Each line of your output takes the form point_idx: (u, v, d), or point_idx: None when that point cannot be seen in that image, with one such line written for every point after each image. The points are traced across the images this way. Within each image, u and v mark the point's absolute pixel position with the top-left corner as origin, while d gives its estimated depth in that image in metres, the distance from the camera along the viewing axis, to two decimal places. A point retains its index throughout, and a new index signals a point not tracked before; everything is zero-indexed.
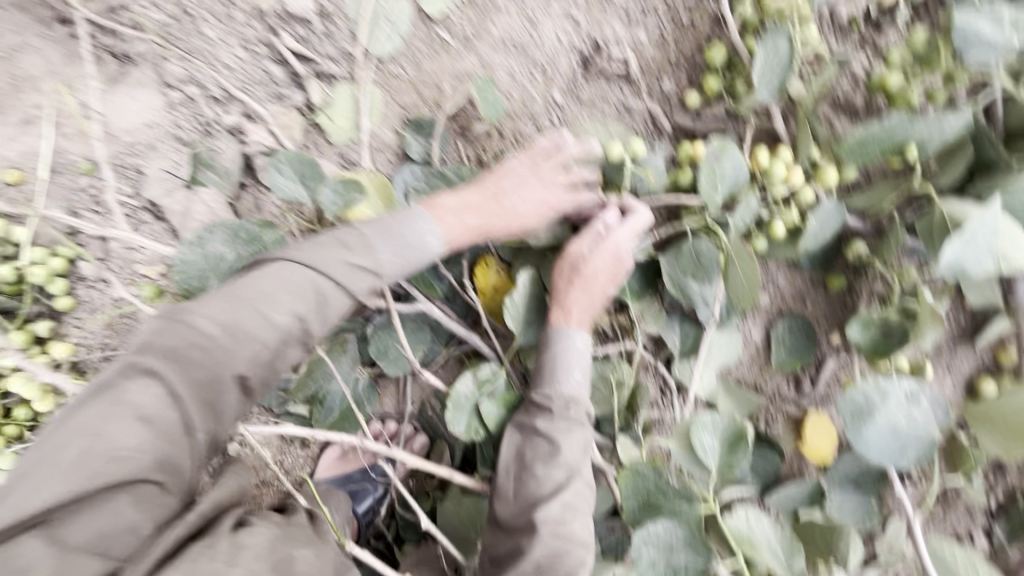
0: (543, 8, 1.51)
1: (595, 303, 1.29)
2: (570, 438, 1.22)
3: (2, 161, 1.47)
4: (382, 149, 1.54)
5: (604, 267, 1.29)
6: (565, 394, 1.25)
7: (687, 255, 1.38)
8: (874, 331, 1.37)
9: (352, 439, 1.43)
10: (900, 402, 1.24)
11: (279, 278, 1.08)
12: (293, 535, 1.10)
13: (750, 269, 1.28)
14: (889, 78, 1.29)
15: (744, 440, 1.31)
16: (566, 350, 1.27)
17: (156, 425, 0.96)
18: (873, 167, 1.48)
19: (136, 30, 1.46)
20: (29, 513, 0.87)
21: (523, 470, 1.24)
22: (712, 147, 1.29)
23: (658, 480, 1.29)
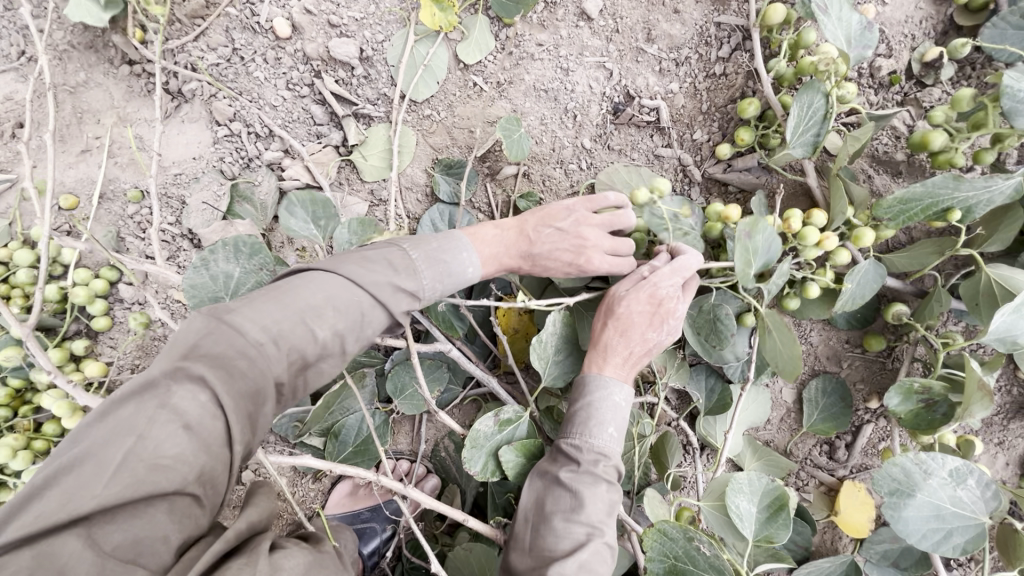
0: (576, 57, 1.54)
1: (632, 350, 1.23)
2: (595, 492, 1.14)
3: (61, 187, 1.56)
4: (412, 188, 1.59)
5: (638, 309, 1.22)
6: (596, 448, 1.18)
7: (704, 313, 1.32)
8: (915, 402, 1.26)
9: (368, 473, 1.24)
10: (944, 481, 1.14)
11: (327, 291, 1.05)
12: (324, 563, 0.99)
13: (789, 340, 1.21)
14: (931, 137, 1.24)
15: (785, 507, 1.21)
16: (601, 402, 1.21)
17: (202, 434, 0.87)
18: (916, 226, 1.41)
19: (190, 69, 1.54)
20: (57, 518, 0.77)
21: (541, 521, 1.16)
22: (743, 222, 1.15)
23: (688, 545, 1.17)
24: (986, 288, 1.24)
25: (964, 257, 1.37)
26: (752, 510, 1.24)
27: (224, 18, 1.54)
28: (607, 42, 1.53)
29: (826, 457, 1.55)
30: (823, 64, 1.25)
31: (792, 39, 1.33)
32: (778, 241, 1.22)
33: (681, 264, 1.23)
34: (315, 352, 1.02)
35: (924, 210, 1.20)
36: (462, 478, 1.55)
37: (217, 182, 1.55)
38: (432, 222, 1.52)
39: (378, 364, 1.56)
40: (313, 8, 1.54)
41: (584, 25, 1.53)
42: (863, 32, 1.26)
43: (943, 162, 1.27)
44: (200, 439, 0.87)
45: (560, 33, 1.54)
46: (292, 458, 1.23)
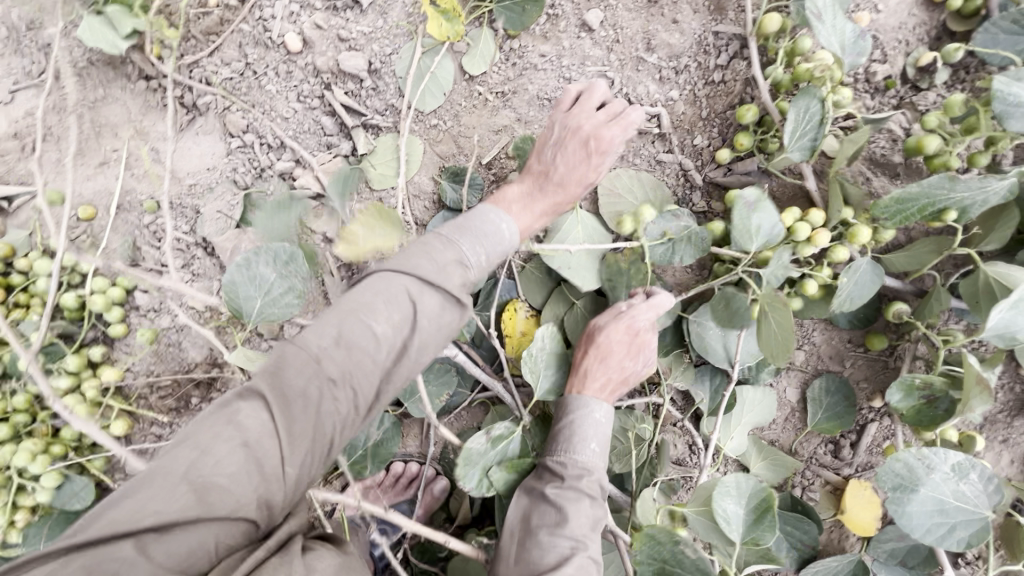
0: (578, 66, 1.58)
1: (611, 371, 1.31)
2: (578, 506, 1.16)
3: (80, 198, 1.61)
4: (420, 196, 1.63)
5: (618, 338, 1.33)
6: (579, 464, 1.22)
7: (719, 303, 1.38)
8: (916, 399, 1.28)
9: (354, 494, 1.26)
10: (947, 476, 1.15)
11: (382, 292, 1.06)
12: (352, 564, 1.01)
13: (786, 321, 1.26)
14: (925, 141, 1.27)
15: (770, 509, 1.22)
16: (581, 420, 1.26)
17: (259, 452, 0.93)
18: (914, 227, 1.44)
19: (205, 84, 1.60)
20: (119, 528, 0.84)
21: (527, 535, 1.17)
22: (748, 195, 1.27)
23: (675, 550, 1.19)
24: (984, 286, 1.26)
25: (962, 255, 1.40)
26: (739, 512, 1.25)
27: (238, 34, 1.60)
28: (608, 53, 1.57)
29: (831, 457, 1.56)
30: (818, 70, 1.30)
31: (788, 46, 1.37)
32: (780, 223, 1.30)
33: (658, 301, 1.35)
34: (375, 356, 1.03)
35: (920, 210, 1.23)
36: None
37: (230, 192, 1.59)
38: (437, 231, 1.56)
39: None
40: (323, 24, 1.60)
41: (585, 36, 1.57)
42: (857, 40, 1.31)
43: (938, 164, 1.29)
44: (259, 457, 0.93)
45: (562, 44, 1.58)
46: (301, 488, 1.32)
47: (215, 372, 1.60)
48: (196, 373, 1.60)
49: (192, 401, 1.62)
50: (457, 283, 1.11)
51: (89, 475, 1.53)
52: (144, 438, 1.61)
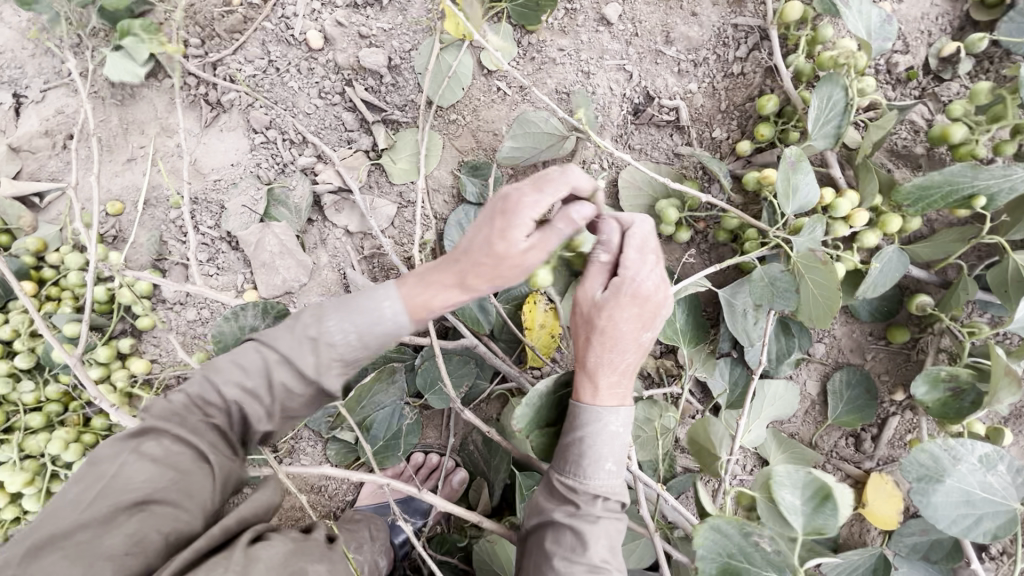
0: (597, 60, 1.58)
1: (620, 365, 1.08)
2: (597, 531, 1.05)
3: (108, 194, 1.66)
4: (439, 189, 1.64)
5: (625, 318, 1.06)
6: (593, 488, 1.07)
7: (758, 282, 1.33)
8: (942, 391, 1.27)
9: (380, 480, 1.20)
10: (974, 467, 1.14)
11: (235, 354, 1.01)
12: (308, 550, 0.94)
13: (829, 280, 1.21)
14: (949, 131, 1.26)
15: (832, 497, 1.10)
16: (596, 434, 1.07)
17: (175, 466, 0.94)
18: (937, 218, 1.43)
19: (229, 81, 1.63)
20: (49, 539, 0.83)
21: (542, 559, 1.08)
22: (790, 153, 1.25)
23: (744, 542, 1.10)
24: (1012, 275, 1.25)
25: (987, 247, 1.38)
26: (796, 503, 1.14)
27: (261, 32, 1.63)
28: (627, 46, 1.57)
29: (852, 450, 1.55)
30: (842, 58, 1.30)
31: (809, 35, 1.39)
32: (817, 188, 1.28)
33: (647, 241, 1.09)
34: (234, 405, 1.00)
35: (944, 197, 1.23)
36: (489, 471, 1.55)
37: (254, 187, 1.62)
38: (458, 224, 1.58)
39: (409, 360, 1.61)
40: (344, 21, 1.62)
41: (603, 29, 1.57)
42: (883, 25, 1.32)
43: (964, 154, 1.27)
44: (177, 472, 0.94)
45: (581, 38, 1.58)
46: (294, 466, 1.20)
47: None
48: None
49: None
50: (313, 362, 0.98)
51: None
52: None
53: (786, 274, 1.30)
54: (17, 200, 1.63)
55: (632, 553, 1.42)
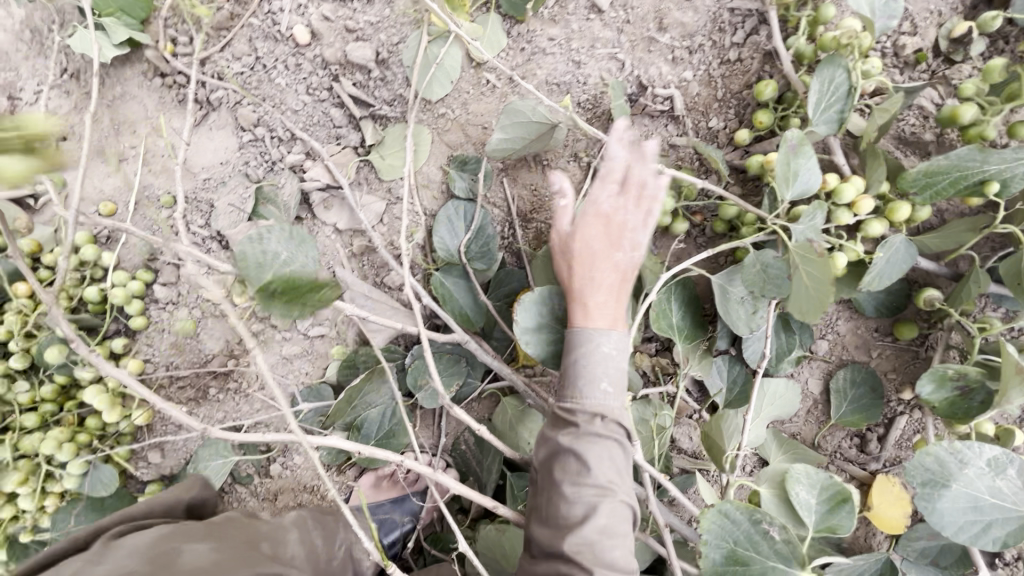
0: (588, 50, 1.53)
1: (602, 281, 1.14)
2: (599, 453, 1.05)
3: (102, 195, 1.67)
4: (428, 185, 1.61)
5: (594, 236, 1.17)
6: (590, 407, 1.07)
7: (752, 268, 1.29)
8: (950, 389, 1.20)
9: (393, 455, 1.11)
10: (981, 471, 1.08)
11: None
12: (192, 530, 1.05)
13: (824, 274, 1.14)
14: (960, 110, 1.19)
15: (848, 500, 1.14)
16: (588, 352, 1.09)
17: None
18: (947, 207, 1.36)
19: (217, 78, 1.62)
20: None
21: (550, 489, 1.07)
22: (792, 136, 1.21)
23: (752, 530, 1.09)
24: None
25: (1001, 237, 1.31)
26: (811, 502, 1.16)
27: (248, 29, 1.61)
28: (619, 34, 1.52)
29: (857, 451, 1.49)
30: (845, 38, 1.24)
31: (810, 16, 1.32)
32: (818, 175, 1.23)
33: (607, 171, 1.21)
34: None
35: (953, 184, 1.17)
36: (483, 472, 1.52)
37: (242, 186, 1.61)
38: (447, 220, 1.53)
39: (400, 360, 1.58)
40: (331, 15, 1.60)
41: (595, 17, 1.52)
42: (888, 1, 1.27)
43: (974, 135, 1.21)
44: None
45: (571, 27, 1.53)
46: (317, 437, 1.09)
47: (232, 363, 1.63)
48: (213, 365, 1.63)
49: (210, 392, 1.64)
50: None
51: (113, 463, 1.58)
52: (165, 427, 1.65)
53: (783, 262, 1.26)
54: (12, 202, 1.64)
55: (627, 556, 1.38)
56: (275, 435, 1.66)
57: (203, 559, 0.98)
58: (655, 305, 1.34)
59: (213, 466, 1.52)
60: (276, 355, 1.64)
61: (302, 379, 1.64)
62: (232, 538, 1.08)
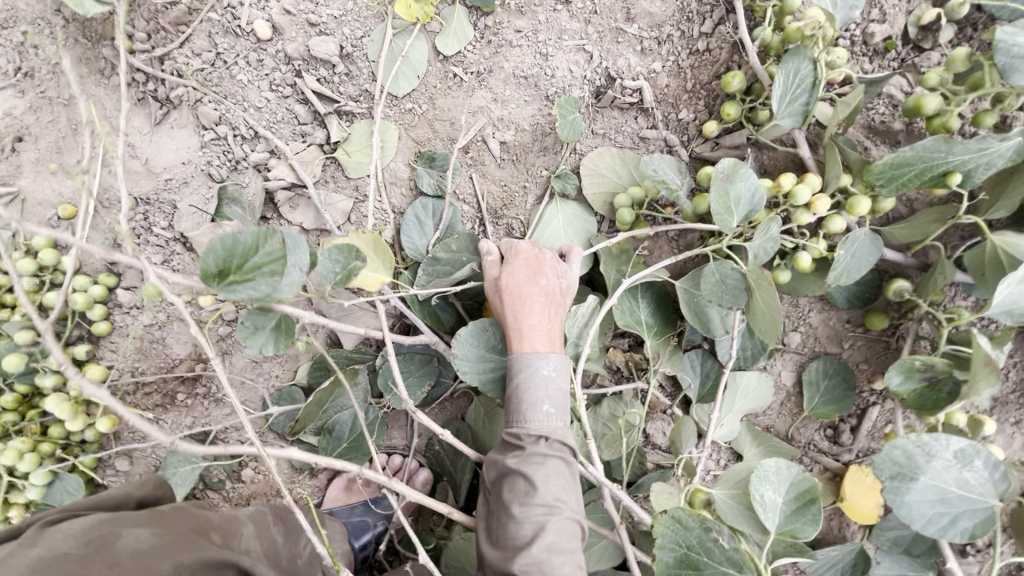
0: (555, 42, 1.50)
1: (531, 309, 1.24)
2: (545, 472, 1.14)
3: (60, 198, 1.62)
4: (395, 183, 1.56)
5: (518, 268, 1.29)
6: (534, 430, 1.18)
7: (709, 281, 1.29)
8: (918, 381, 1.19)
9: (353, 466, 1.14)
10: (949, 463, 1.08)
11: None
12: (129, 517, 1.07)
13: (772, 299, 1.19)
14: (924, 100, 1.18)
15: (816, 500, 1.14)
16: (529, 378, 1.20)
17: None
18: (916, 198, 1.35)
19: (176, 75, 1.57)
20: None
21: (501, 509, 1.16)
22: (724, 166, 1.18)
23: (704, 536, 1.08)
24: (992, 257, 1.19)
25: (969, 226, 1.31)
26: (778, 501, 1.15)
27: (207, 24, 1.57)
28: (586, 25, 1.49)
29: (829, 442, 1.49)
30: (808, 29, 1.22)
31: (776, 6, 1.30)
32: (763, 190, 1.21)
33: None
34: None
35: (917, 175, 1.17)
36: (456, 472, 1.52)
37: (205, 186, 1.57)
38: (416, 217, 1.50)
39: (370, 361, 1.56)
40: (292, 9, 1.56)
41: (561, 8, 1.49)
42: None
43: (938, 126, 1.19)
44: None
45: (538, 18, 1.50)
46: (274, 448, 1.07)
47: (200, 367, 1.60)
48: (180, 370, 1.60)
49: (178, 397, 1.61)
50: None
51: (80, 472, 1.55)
52: (133, 434, 1.61)
53: (742, 277, 1.27)
54: None
55: (596, 553, 1.37)
56: (246, 439, 1.64)
57: (142, 544, 1.02)
58: (622, 306, 1.37)
59: (182, 472, 1.50)
60: (244, 359, 1.61)
61: (272, 382, 1.62)
62: (173, 521, 1.11)
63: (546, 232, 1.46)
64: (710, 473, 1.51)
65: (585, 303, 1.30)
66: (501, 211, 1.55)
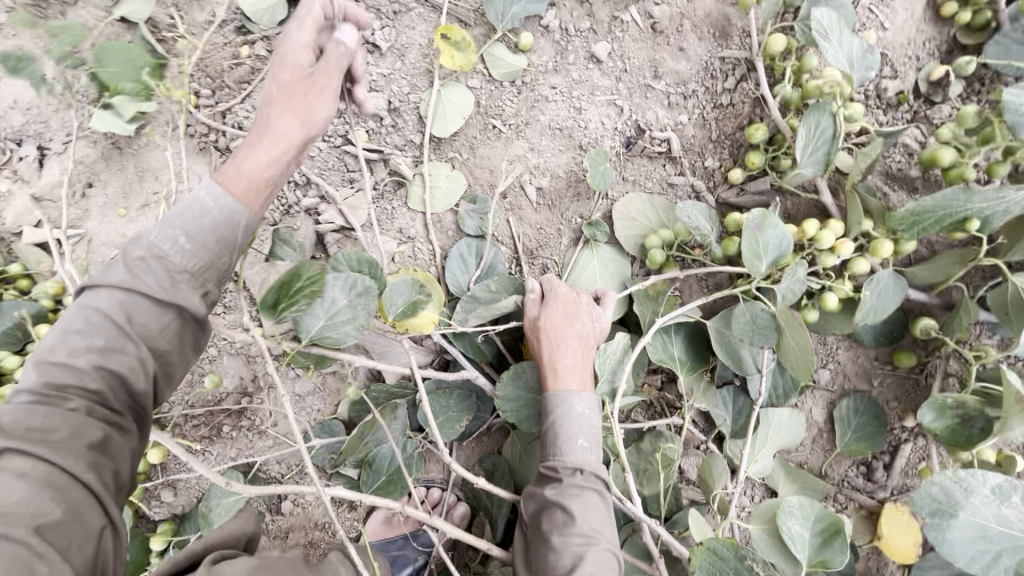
0: (588, 97, 1.62)
1: (567, 351, 1.31)
2: (581, 504, 1.18)
3: (122, 238, 1.75)
4: (439, 225, 1.66)
5: (555, 312, 1.35)
6: (570, 463, 1.22)
7: (741, 322, 1.36)
8: (950, 418, 1.23)
9: (393, 504, 1.26)
10: (987, 499, 1.10)
11: None
12: (272, 565, 1.12)
13: (804, 341, 1.25)
14: (940, 153, 1.26)
15: (841, 532, 1.15)
16: (565, 415, 1.25)
17: (111, 356, 1.03)
18: (936, 240, 1.42)
19: (237, 128, 1.71)
20: None
21: (540, 540, 1.19)
22: (753, 215, 1.28)
23: (740, 566, 1.10)
24: (1013, 297, 1.25)
25: (989, 267, 1.37)
26: (805, 535, 1.17)
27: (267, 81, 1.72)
28: (617, 82, 1.61)
29: (863, 479, 1.50)
30: (827, 87, 1.32)
31: (795, 65, 1.42)
32: (788, 236, 1.30)
33: None
34: None
35: (938, 222, 1.24)
36: (492, 506, 1.54)
37: (260, 228, 1.67)
38: (460, 256, 1.59)
39: (411, 395, 1.60)
40: None
41: (594, 67, 1.62)
42: (865, 54, 1.35)
43: (955, 176, 1.28)
44: (106, 434, 1.03)
45: (572, 76, 1.62)
46: (329, 488, 1.25)
47: (246, 401, 1.66)
48: (227, 403, 1.66)
49: (224, 429, 1.67)
50: None
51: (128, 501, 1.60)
52: (179, 465, 1.66)
53: (770, 316, 1.33)
54: (38, 246, 1.72)
55: None
56: (288, 471, 1.69)
57: None
58: (655, 343, 1.43)
59: (226, 504, 1.54)
60: (289, 393, 1.67)
61: (314, 415, 1.68)
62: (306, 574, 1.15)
63: (583, 276, 1.54)
64: (745, 510, 1.53)
65: (616, 342, 1.36)
66: (536, 252, 1.63)
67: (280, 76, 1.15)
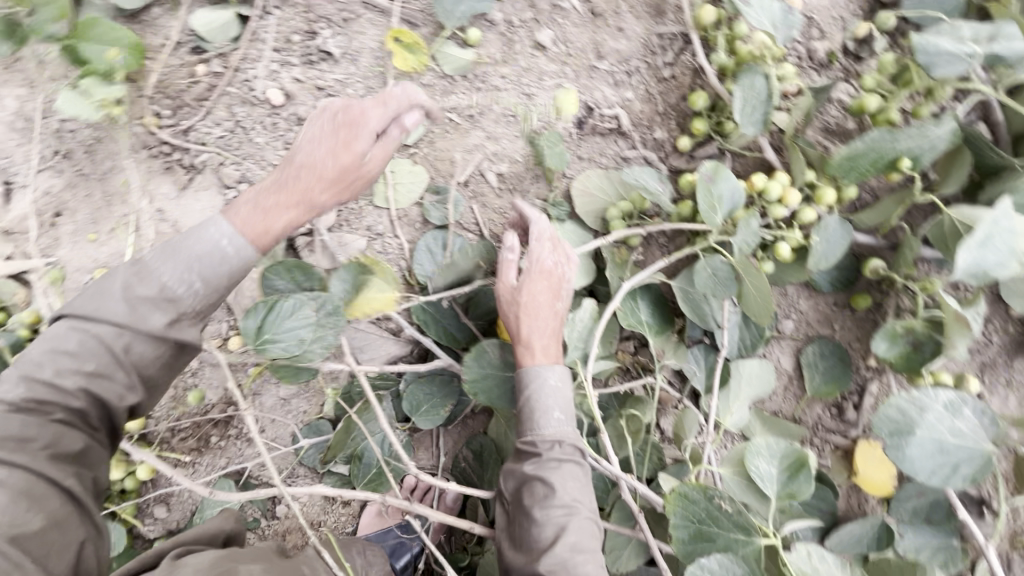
0: (537, 83, 1.68)
1: (550, 326, 1.33)
2: (561, 475, 1.21)
3: (95, 262, 1.76)
4: (406, 219, 1.70)
5: (538, 288, 1.34)
6: (548, 437, 1.25)
7: (703, 275, 1.41)
8: (902, 345, 1.30)
9: (374, 496, 1.29)
10: (940, 414, 1.16)
11: None
12: (236, 554, 1.12)
13: (764, 287, 1.30)
14: (866, 101, 1.35)
15: (806, 465, 1.18)
16: (540, 389, 1.28)
17: (98, 381, 1.05)
18: (877, 185, 1.50)
19: (200, 144, 1.75)
20: None
21: (523, 514, 1.22)
22: (707, 168, 1.33)
23: (710, 506, 1.15)
24: (950, 229, 1.31)
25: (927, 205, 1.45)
26: (773, 472, 1.21)
27: (226, 96, 1.76)
28: (563, 66, 1.68)
29: (836, 420, 1.56)
30: (757, 51, 1.43)
31: (726, 34, 1.50)
32: (739, 188, 1.37)
33: (541, 230, 1.39)
34: None
35: (873, 163, 1.31)
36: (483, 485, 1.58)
37: None
38: (428, 248, 1.64)
39: (394, 386, 1.63)
40: (302, 77, 1.75)
41: (540, 54, 1.69)
42: (786, 16, 1.41)
43: (882, 120, 1.36)
44: (85, 447, 1.07)
45: (521, 65, 1.69)
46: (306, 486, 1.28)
47: (232, 410, 1.67)
48: (213, 414, 1.67)
49: (212, 440, 1.68)
50: None
51: (121, 520, 1.61)
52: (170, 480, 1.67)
53: (729, 268, 1.38)
54: (11, 278, 1.73)
55: (619, 556, 1.42)
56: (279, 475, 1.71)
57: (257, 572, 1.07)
58: (624, 308, 1.47)
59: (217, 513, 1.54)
60: (273, 398, 1.69)
61: (301, 417, 1.70)
62: (273, 562, 1.17)
63: None
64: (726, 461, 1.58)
65: (584, 309, 1.41)
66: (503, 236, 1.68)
67: (339, 158, 1.23)
